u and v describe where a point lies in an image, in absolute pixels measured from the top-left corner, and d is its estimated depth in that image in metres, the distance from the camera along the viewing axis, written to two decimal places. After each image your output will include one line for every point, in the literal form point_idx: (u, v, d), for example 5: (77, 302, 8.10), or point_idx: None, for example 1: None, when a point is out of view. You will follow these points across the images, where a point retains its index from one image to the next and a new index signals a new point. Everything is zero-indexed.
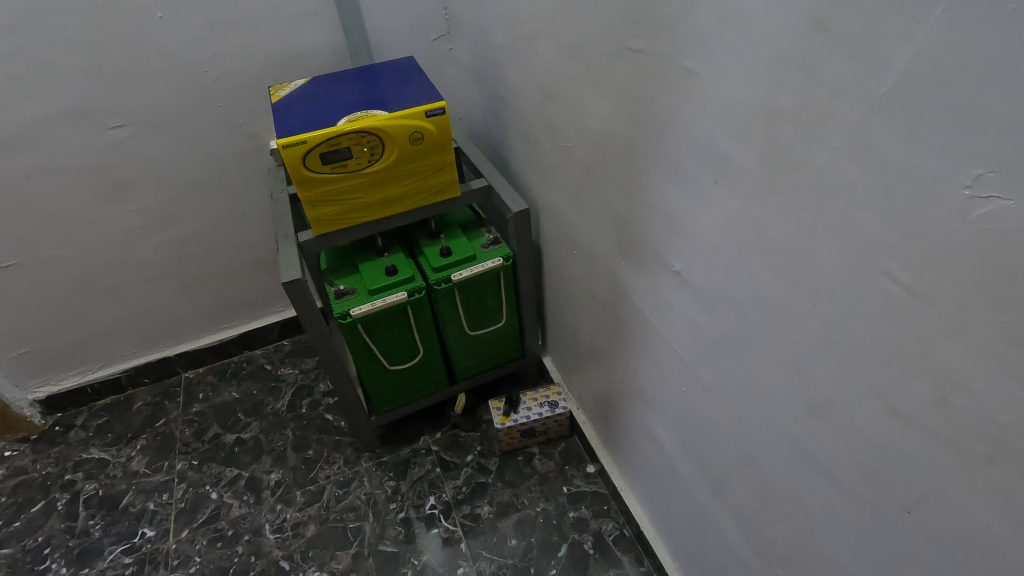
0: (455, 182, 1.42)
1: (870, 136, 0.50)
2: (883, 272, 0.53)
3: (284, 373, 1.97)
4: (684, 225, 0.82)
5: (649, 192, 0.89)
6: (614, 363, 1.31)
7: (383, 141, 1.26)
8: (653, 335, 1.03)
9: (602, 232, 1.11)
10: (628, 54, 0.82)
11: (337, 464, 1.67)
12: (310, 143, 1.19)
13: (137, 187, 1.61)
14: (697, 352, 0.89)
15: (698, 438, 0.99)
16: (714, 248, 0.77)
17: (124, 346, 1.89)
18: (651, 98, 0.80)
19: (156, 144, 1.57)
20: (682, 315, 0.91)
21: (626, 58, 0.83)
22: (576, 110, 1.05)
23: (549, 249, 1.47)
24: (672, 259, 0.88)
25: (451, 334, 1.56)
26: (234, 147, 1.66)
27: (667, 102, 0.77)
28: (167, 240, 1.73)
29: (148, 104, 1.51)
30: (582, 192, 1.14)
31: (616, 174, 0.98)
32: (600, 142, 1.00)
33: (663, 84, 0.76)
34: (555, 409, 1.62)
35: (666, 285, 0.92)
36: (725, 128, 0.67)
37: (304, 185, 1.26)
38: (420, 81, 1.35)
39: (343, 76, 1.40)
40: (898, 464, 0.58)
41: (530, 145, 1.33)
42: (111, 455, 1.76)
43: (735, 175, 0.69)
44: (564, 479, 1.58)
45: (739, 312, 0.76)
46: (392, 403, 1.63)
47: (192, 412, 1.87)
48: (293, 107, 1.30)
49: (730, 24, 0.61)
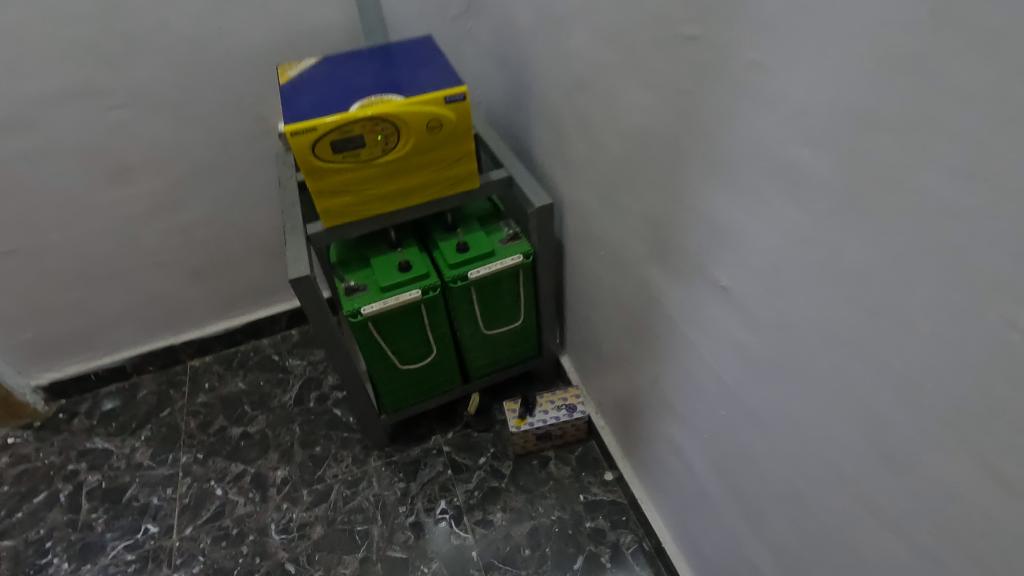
0: (473, 173, 1.33)
1: (1005, 156, 0.40)
2: (1001, 319, 0.44)
3: (292, 364, 1.91)
4: (735, 237, 0.73)
5: (693, 197, 0.80)
6: (639, 371, 1.23)
7: (399, 129, 1.17)
8: (689, 350, 0.95)
9: (634, 235, 1.02)
10: (680, 41, 0.72)
11: (345, 463, 1.62)
12: (319, 131, 1.10)
13: (139, 171, 1.53)
14: (743, 377, 0.81)
15: (737, 465, 0.92)
16: (773, 265, 0.68)
17: (128, 333, 1.83)
18: (705, 92, 0.70)
19: (158, 126, 1.49)
20: (726, 334, 0.82)
21: (677, 46, 0.73)
22: (611, 101, 0.95)
23: (572, 246, 1.38)
24: (719, 274, 0.79)
25: (466, 332, 1.48)
26: (241, 130, 1.57)
27: (725, 99, 0.67)
28: (171, 226, 1.66)
29: (149, 83, 1.42)
30: (613, 190, 1.05)
31: (654, 174, 0.89)
32: (638, 138, 0.90)
33: (722, 77, 0.66)
34: (573, 413, 1.54)
35: (710, 300, 0.83)
36: (799, 134, 0.58)
37: (313, 175, 1.17)
38: (438, 63, 1.25)
39: (356, 56, 1.30)
40: (998, 539, 0.50)
41: (556, 135, 1.23)
42: (115, 446, 1.72)
43: (807, 187, 0.59)
44: (582, 486, 1.52)
45: (800, 340, 0.67)
46: (403, 401, 1.57)
47: (197, 403, 1.82)
48: (302, 89, 1.21)
49: (817, 9, 0.51)
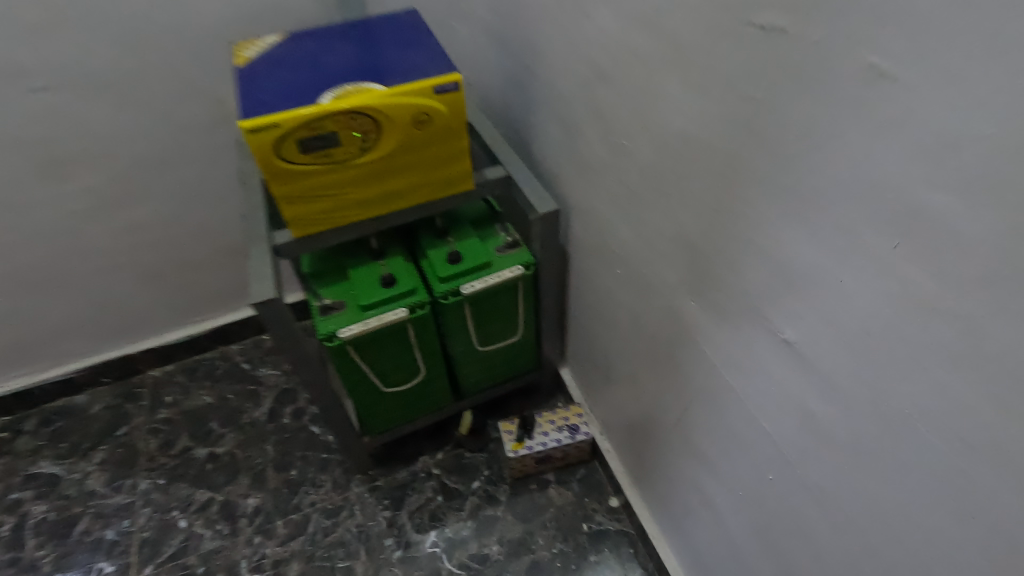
0: (467, 174, 1.15)
1: None
2: None
3: (264, 374, 1.73)
4: (811, 286, 0.58)
5: (752, 229, 0.64)
6: (656, 404, 1.08)
7: (380, 124, 0.98)
8: (728, 398, 0.80)
9: (662, 259, 0.87)
10: (752, 31, 0.55)
11: (325, 489, 1.47)
12: (283, 127, 0.91)
13: (77, 163, 1.32)
14: (805, 446, 0.67)
15: (784, 533, 0.79)
16: (868, 331, 0.53)
17: (77, 343, 1.63)
18: (785, 102, 0.54)
19: (97, 111, 1.27)
20: (785, 394, 0.68)
21: (745, 38, 0.56)
22: (642, 100, 0.78)
23: (579, 256, 1.22)
24: (780, 324, 0.64)
25: (458, 349, 1.33)
26: (197, 116, 1.37)
27: (815, 114, 0.51)
28: (119, 225, 1.45)
29: (83, 61, 1.20)
30: (637, 204, 0.89)
31: (696, 193, 0.73)
32: (678, 148, 0.73)
33: (813, 85, 0.50)
34: (576, 434, 1.41)
35: (764, 352, 0.69)
36: (936, 173, 0.42)
37: (278, 178, 0.98)
38: (427, 43, 1.06)
39: (328, 32, 1.10)
40: None
41: (566, 131, 1.06)
42: (64, 470, 1.54)
43: (939, 244, 0.44)
44: (586, 514, 1.40)
45: (900, 426, 0.53)
46: (388, 423, 1.41)
47: (158, 419, 1.65)
48: (264, 73, 1.01)
49: (1008, 4, 0.35)
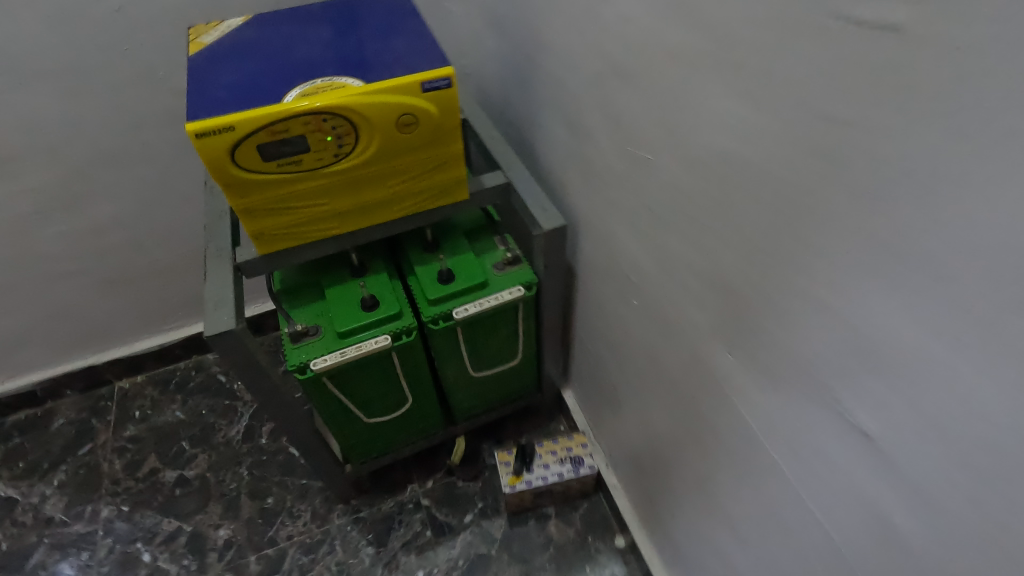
0: (460, 182, 1.00)
1: None
2: None
3: (241, 388, 1.60)
4: (907, 373, 0.43)
5: (821, 287, 0.49)
6: (674, 452, 0.95)
7: (356, 126, 0.83)
8: (770, 473, 0.67)
9: (689, 298, 0.72)
10: (847, 28, 0.40)
11: (303, 520, 1.35)
12: (239, 130, 0.76)
13: (21, 160, 1.17)
14: (874, 554, 0.54)
15: None
16: (996, 456, 0.38)
17: (35, 353, 1.49)
18: (895, 128, 0.38)
19: (41, 102, 1.11)
20: (852, 490, 0.54)
21: (832, 40, 0.41)
22: (674, 107, 0.63)
23: (587, 276, 1.08)
24: (853, 408, 0.50)
25: (449, 375, 1.19)
26: (158, 107, 1.21)
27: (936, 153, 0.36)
28: (75, 228, 1.31)
29: (21, 45, 1.04)
30: (660, 231, 0.75)
31: (740, 229, 0.58)
32: (718, 172, 0.59)
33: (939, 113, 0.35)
34: (579, 468, 1.28)
35: (827, 435, 0.55)
36: None
37: (235, 188, 0.84)
38: (414, 29, 0.90)
39: (301, 14, 0.94)
40: None
41: (576, 137, 0.91)
42: (20, 494, 1.41)
43: None
44: (589, 555, 1.27)
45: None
46: (371, 451, 1.28)
47: (124, 437, 1.51)
48: (221, 62, 0.86)
49: None
